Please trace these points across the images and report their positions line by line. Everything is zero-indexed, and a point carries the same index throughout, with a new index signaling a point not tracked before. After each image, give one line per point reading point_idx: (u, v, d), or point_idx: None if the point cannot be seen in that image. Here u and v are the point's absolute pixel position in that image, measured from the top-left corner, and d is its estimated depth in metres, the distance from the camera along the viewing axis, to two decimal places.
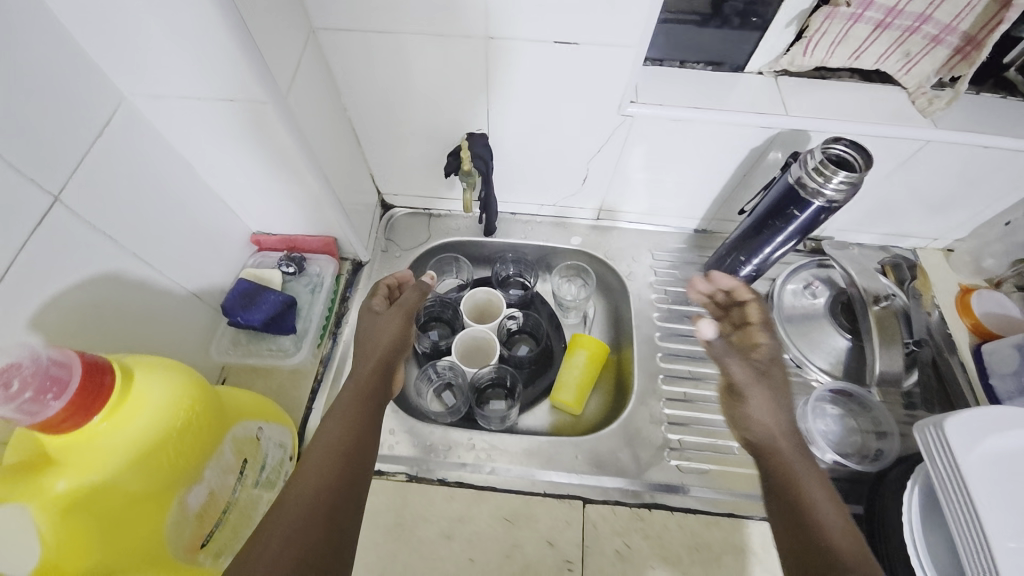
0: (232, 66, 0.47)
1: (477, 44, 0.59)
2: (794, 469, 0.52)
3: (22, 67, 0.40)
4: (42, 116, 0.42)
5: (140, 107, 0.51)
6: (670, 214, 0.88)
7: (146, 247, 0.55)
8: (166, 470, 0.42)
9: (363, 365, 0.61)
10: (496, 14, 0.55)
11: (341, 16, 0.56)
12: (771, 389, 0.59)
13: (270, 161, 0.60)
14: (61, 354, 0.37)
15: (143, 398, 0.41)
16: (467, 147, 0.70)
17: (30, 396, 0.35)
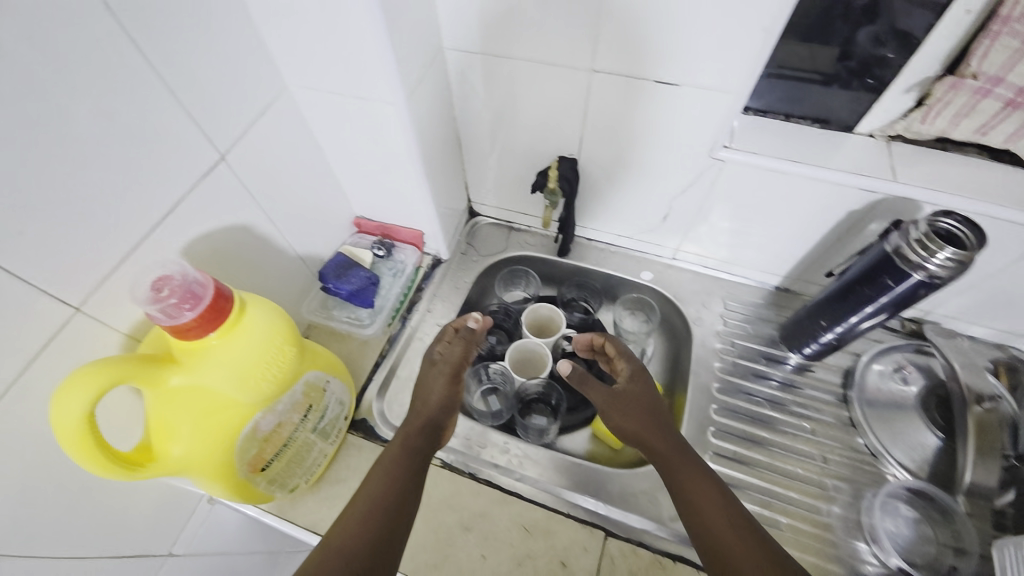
0: (376, 67, 0.56)
1: (582, 76, 0.64)
2: (675, 470, 0.58)
3: (223, 52, 0.51)
4: (226, 93, 0.53)
5: (295, 95, 0.63)
6: (751, 266, 0.85)
7: (274, 209, 0.65)
8: (252, 391, 0.49)
9: (412, 422, 0.64)
10: (605, 50, 0.60)
11: (468, 40, 0.64)
12: (631, 407, 0.65)
13: (383, 155, 0.69)
14: (201, 276, 0.44)
15: (251, 326, 0.48)
16: (555, 167, 0.75)
17: (173, 301, 0.42)
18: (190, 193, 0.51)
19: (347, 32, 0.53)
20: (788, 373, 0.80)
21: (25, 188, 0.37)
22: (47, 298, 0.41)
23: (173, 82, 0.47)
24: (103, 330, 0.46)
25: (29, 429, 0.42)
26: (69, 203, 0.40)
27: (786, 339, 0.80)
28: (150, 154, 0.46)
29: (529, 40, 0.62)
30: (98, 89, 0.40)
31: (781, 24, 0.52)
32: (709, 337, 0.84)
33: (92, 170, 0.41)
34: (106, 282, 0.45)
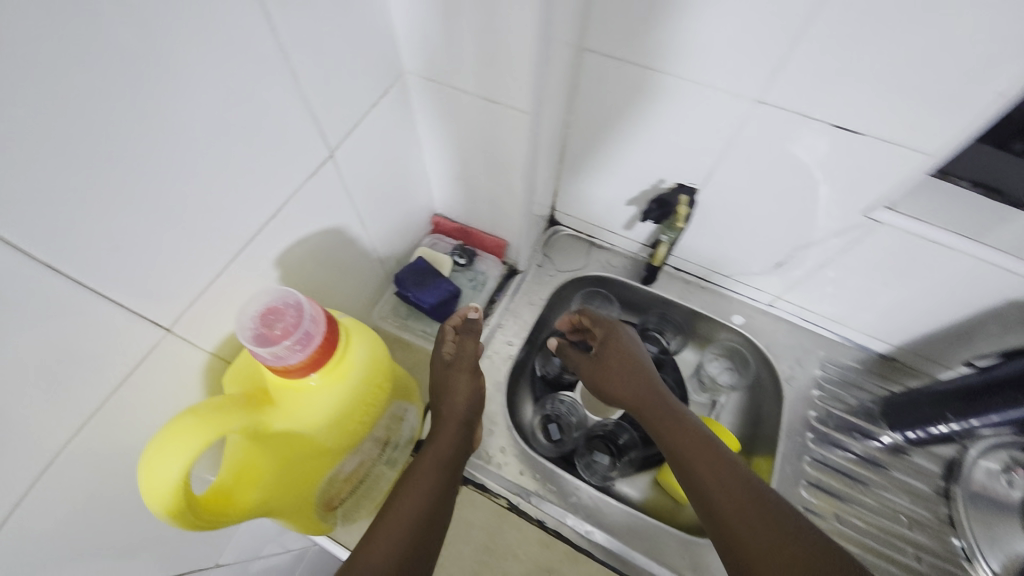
0: (515, 75, 0.47)
1: (740, 105, 0.55)
2: (679, 448, 0.56)
3: (353, 34, 0.43)
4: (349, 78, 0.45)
5: (411, 85, 0.54)
6: (858, 328, 0.78)
7: (367, 209, 0.58)
8: (344, 433, 0.43)
9: (443, 426, 0.57)
10: (782, 82, 0.51)
11: (615, 44, 0.55)
12: (616, 373, 0.65)
13: (491, 161, 0.61)
14: (316, 309, 0.38)
15: (351, 364, 0.42)
16: (687, 204, 0.66)
17: (286, 343, 0.36)
18: (295, 195, 0.44)
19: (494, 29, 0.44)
20: (874, 450, 0.75)
21: (136, 192, 0.31)
22: (137, 317, 0.35)
23: (303, 66, 0.39)
24: (189, 349, 0.40)
25: (110, 459, 0.37)
26: (175, 211, 0.34)
27: (888, 416, 0.75)
28: (265, 153, 0.39)
29: (692, 56, 0.53)
30: (222, 75, 0.33)
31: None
32: (805, 402, 0.77)
33: (203, 172, 0.35)
34: (199, 297, 0.39)
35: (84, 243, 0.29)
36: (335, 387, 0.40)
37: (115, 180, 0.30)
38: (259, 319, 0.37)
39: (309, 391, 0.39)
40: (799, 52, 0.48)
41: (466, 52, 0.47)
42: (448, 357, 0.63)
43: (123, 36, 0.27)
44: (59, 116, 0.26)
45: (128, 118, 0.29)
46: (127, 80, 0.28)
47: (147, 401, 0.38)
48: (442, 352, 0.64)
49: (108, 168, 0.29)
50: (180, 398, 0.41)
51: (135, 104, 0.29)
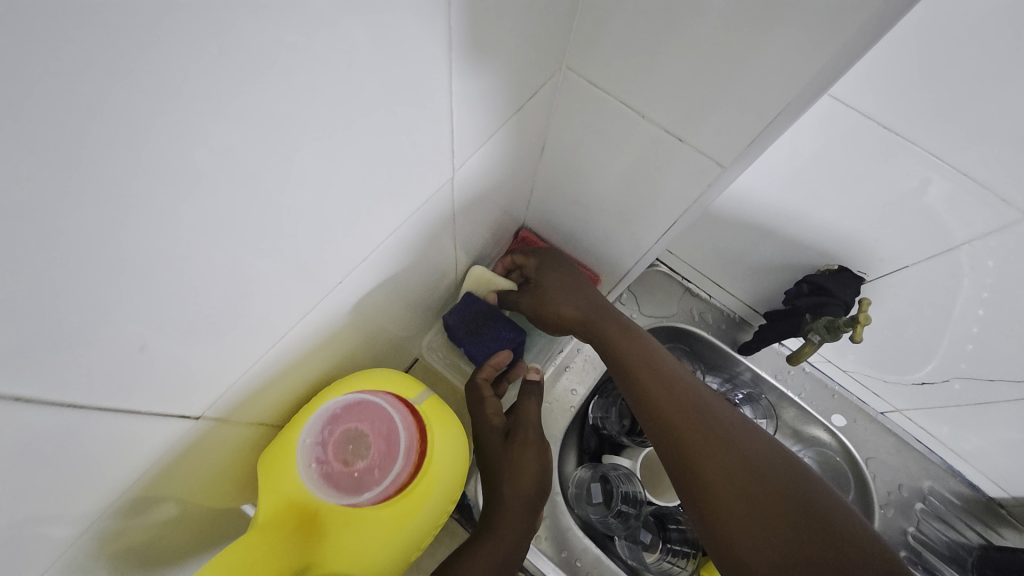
0: (738, 129, 0.34)
1: (1001, 212, 0.42)
2: (697, 429, 0.46)
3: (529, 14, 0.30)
4: (504, 75, 0.33)
5: (563, 85, 0.40)
6: (979, 466, 0.67)
7: (459, 227, 0.46)
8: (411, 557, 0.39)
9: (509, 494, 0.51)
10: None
11: (861, 89, 0.40)
12: (567, 297, 0.54)
13: (623, 200, 0.48)
14: (405, 439, 0.40)
15: (432, 487, 0.39)
16: (870, 312, 0.51)
17: (359, 481, 0.38)
18: (389, 234, 0.34)
19: (727, 51, 0.30)
20: None
21: (192, 257, 0.21)
22: (167, 416, 0.26)
23: (454, 51, 0.27)
24: (226, 428, 0.33)
25: (102, 559, 0.30)
26: (249, 235, 0.23)
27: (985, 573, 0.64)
28: (369, 167, 0.27)
29: (967, 134, 0.39)
30: (344, 75, 0.22)
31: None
32: (896, 536, 0.67)
33: (283, 216, 0.24)
34: (246, 375, 0.30)
35: (113, 324, 0.20)
36: (416, 517, 0.38)
37: (160, 245, 0.20)
38: (334, 451, 0.38)
39: (384, 521, 0.37)
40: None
41: (682, 77, 0.33)
42: (499, 423, 0.54)
43: (220, 10, 0.15)
44: (101, 138, 0.15)
45: (199, 148, 0.18)
46: (213, 88, 0.17)
47: (167, 490, 0.31)
48: (487, 414, 0.55)
49: (152, 227, 0.19)
50: (203, 480, 0.34)
51: (213, 122, 0.18)
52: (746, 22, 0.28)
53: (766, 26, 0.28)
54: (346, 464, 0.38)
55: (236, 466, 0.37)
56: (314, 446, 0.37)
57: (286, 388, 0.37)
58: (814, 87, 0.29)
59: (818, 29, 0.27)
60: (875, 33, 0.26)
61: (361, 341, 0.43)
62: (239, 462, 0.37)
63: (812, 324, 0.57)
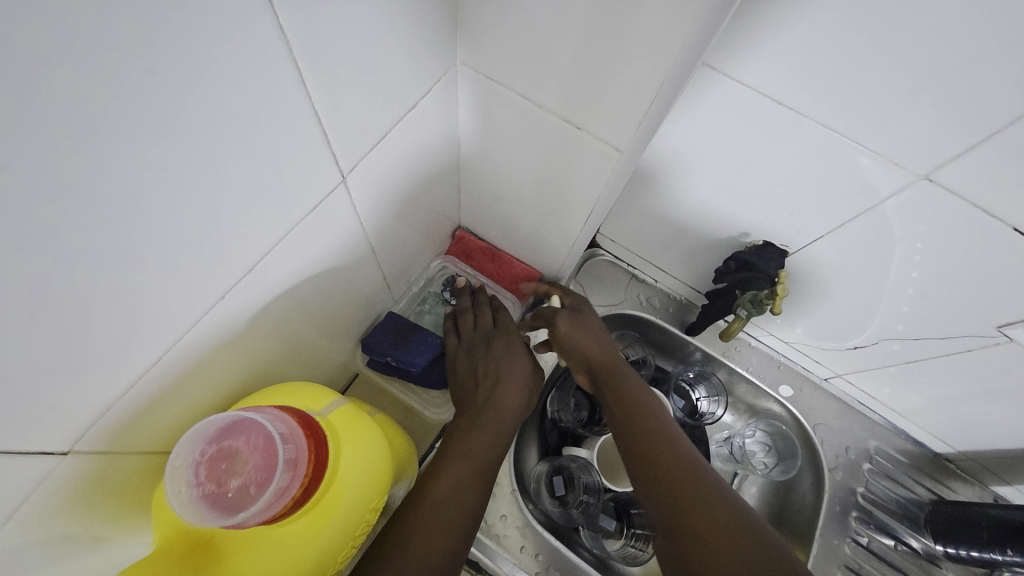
0: (623, 110, 0.34)
1: (895, 176, 0.43)
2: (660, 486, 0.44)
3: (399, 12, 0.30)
4: (386, 74, 0.33)
5: (463, 80, 0.41)
6: (922, 425, 0.69)
7: (378, 234, 0.45)
8: (328, 568, 0.39)
9: (456, 463, 0.45)
10: (965, 162, 0.39)
11: (749, 66, 0.41)
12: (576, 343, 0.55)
13: (546, 192, 0.48)
14: (290, 450, 0.36)
15: (339, 499, 0.38)
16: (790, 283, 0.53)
17: (232, 498, 0.34)
18: (279, 243, 0.33)
19: (598, 34, 0.30)
20: (916, 563, 0.66)
21: (21, 274, 0.21)
22: (17, 446, 0.25)
23: (304, 52, 0.26)
24: (116, 458, 0.32)
25: None
26: (83, 249, 0.22)
27: (934, 528, 0.65)
28: (227, 176, 0.27)
29: (854, 107, 0.40)
30: (155, 83, 0.21)
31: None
32: (846, 497, 0.68)
33: (136, 228, 0.24)
34: (125, 395, 0.30)
35: None
36: (323, 530, 0.37)
37: None
38: (206, 471, 0.34)
39: (281, 539, 0.35)
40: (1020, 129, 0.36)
41: (566, 65, 0.33)
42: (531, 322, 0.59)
43: None
44: None
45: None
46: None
47: (53, 518, 0.30)
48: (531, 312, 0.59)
49: None
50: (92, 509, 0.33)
51: (5, 139, 0.17)
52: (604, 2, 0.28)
53: (622, 5, 0.28)
54: (221, 484, 0.34)
55: (140, 493, 0.37)
56: (193, 466, 0.33)
57: (185, 409, 0.35)
58: (678, 65, 0.29)
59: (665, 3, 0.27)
60: (723, 5, 0.26)
61: (276, 356, 0.42)
62: (158, 483, 0.37)
63: (739, 299, 0.60)
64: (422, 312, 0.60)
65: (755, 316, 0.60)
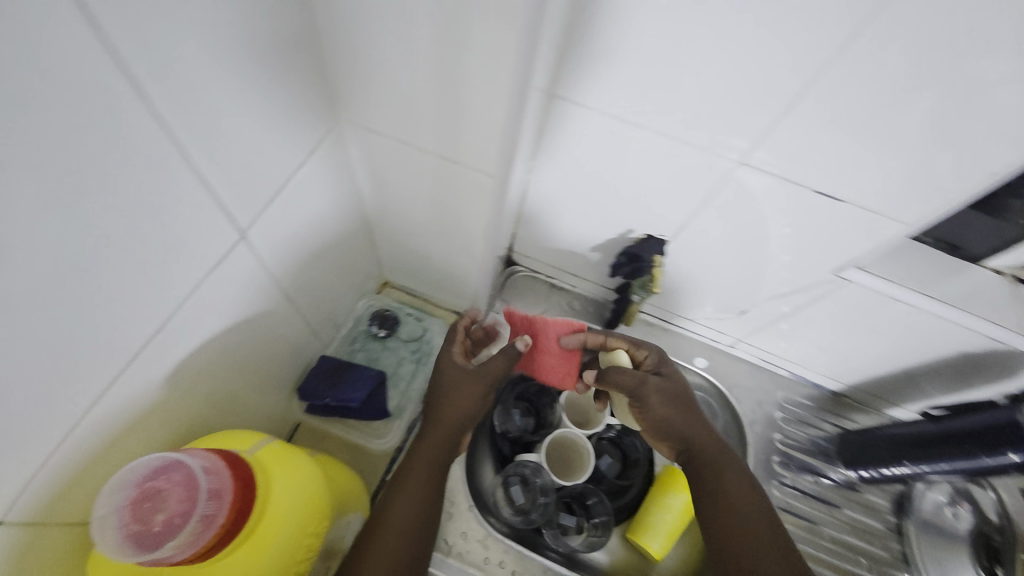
0: (482, 143, 0.40)
1: (721, 165, 0.52)
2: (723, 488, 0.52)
3: (266, 86, 0.35)
4: (265, 139, 0.37)
5: (350, 134, 0.46)
6: (816, 371, 0.79)
7: (290, 283, 0.49)
8: None
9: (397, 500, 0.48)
10: (763, 148, 0.49)
11: (586, 93, 0.50)
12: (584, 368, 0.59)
13: (444, 221, 0.53)
14: (213, 481, 0.37)
15: (274, 530, 0.39)
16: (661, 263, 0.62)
17: (161, 535, 0.35)
18: (182, 303, 0.36)
19: (443, 85, 0.36)
20: (834, 491, 0.74)
21: None
22: None
23: (178, 131, 0.30)
24: (39, 534, 0.33)
25: None
26: None
27: (845, 458, 0.74)
28: (119, 249, 0.29)
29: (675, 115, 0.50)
30: (36, 176, 0.24)
31: (1007, 173, 0.43)
32: (767, 446, 0.77)
33: (31, 307, 0.26)
34: (41, 468, 0.31)
35: None
36: (258, 561, 0.38)
37: None
38: (131, 512, 0.35)
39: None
40: (789, 118, 0.45)
41: (426, 111, 0.39)
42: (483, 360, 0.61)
43: None
44: None
45: None
46: None
47: None
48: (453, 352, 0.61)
49: None
50: None
51: None
52: (439, 58, 0.34)
53: (454, 62, 0.34)
54: (146, 522, 0.35)
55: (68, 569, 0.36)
56: (118, 510, 0.34)
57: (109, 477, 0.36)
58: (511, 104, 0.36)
59: (481, 56, 0.33)
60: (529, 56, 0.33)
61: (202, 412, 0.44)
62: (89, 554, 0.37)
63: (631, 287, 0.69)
64: (354, 351, 0.63)
65: (645, 299, 0.70)
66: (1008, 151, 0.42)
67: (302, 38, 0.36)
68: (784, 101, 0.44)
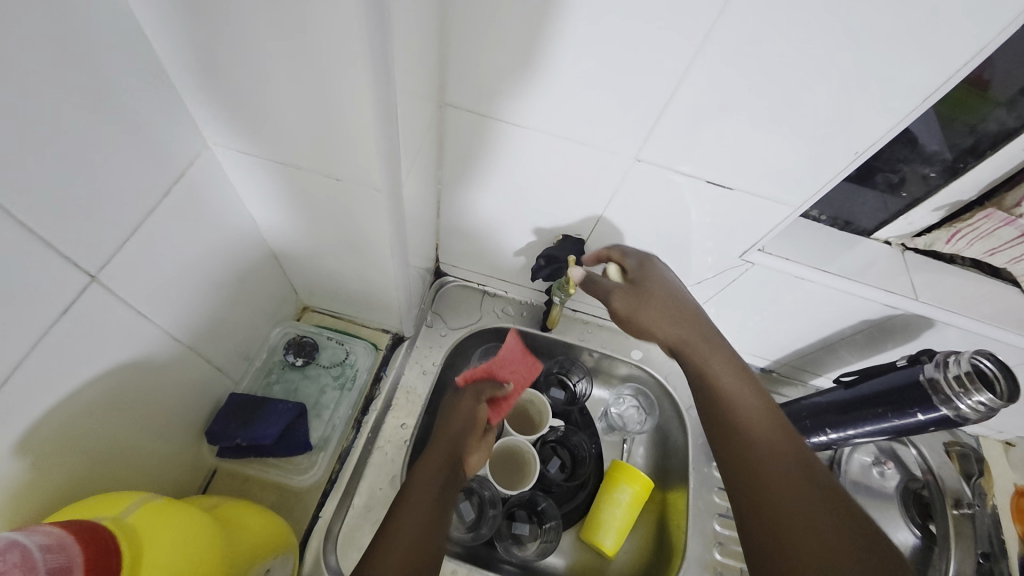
0: (361, 155, 0.38)
1: (619, 162, 0.53)
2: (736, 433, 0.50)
3: (106, 112, 0.32)
4: (114, 169, 0.34)
5: (225, 159, 0.43)
6: (744, 351, 0.82)
7: (179, 321, 0.45)
8: None
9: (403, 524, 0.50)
10: (654, 142, 0.50)
11: (476, 99, 0.50)
12: (654, 309, 0.58)
13: (348, 240, 0.51)
14: (56, 559, 0.31)
15: None
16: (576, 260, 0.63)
17: None
18: (27, 358, 0.32)
19: (312, 101, 0.35)
20: None
21: None
22: None
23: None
24: None
25: None
26: None
27: None
28: None
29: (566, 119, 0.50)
30: None
31: (871, 150, 0.47)
32: None
33: None
34: None
35: None
36: None
37: None
38: None
39: None
40: (671, 112, 0.47)
41: (298, 128, 0.38)
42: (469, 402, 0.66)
43: None
44: None
45: None
46: None
47: None
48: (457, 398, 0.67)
49: None
50: None
51: None
52: (301, 72, 0.33)
53: (314, 76, 0.33)
54: None
55: None
56: None
57: None
58: (381, 116, 0.34)
59: (341, 67, 0.32)
60: (389, 67, 0.32)
61: (76, 471, 0.40)
62: None
63: (551, 288, 0.69)
64: (269, 384, 0.60)
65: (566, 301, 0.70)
66: (868, 130, 0.45)
67: (139, 60, 0.34)
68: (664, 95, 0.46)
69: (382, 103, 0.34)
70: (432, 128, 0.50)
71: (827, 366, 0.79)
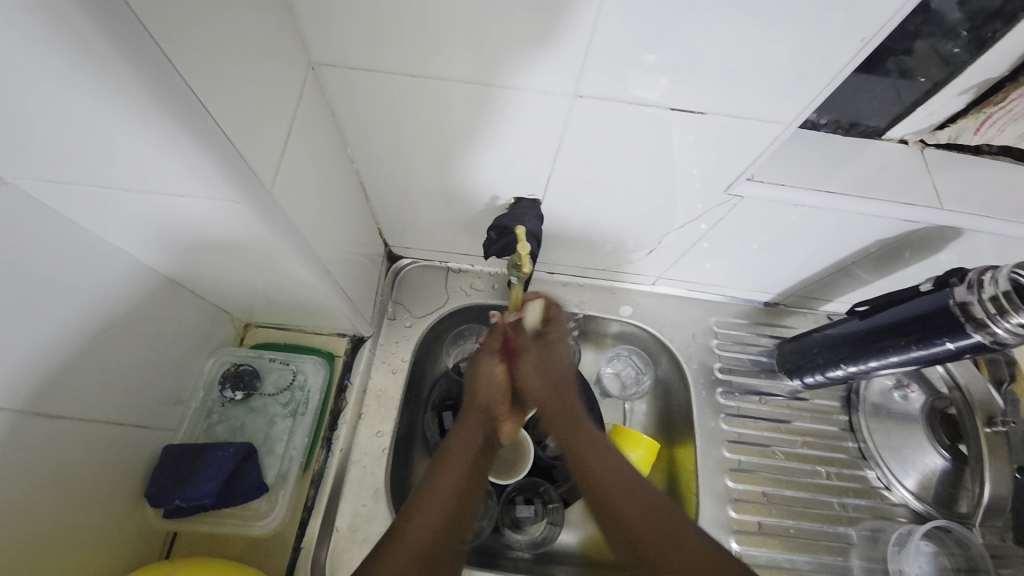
0: (183, 173, 0.32)
1: (555, 103, 0.43)
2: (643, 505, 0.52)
3: None
4: None
5: (41, 193, 0.34)
6: (745, 287, 0.74)
7: (45, 395, 0.38)
8: None
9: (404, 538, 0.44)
10: (593, 71, 0.39)
11: (357, 50, 0.39)
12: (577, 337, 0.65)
13: (241, 252, 0.42)
14: None
15: None
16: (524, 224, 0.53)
17: None
18: None
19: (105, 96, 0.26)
20: (783, 404, 0.72)
21: None
22: None
23: None
24: None
25: None
26: None
27: (786, 368, 0.71)
28: None
29: (480, 58, 0.39)
30: None
31: (880, 35, 0.35)
32: (708, 378, 0.72)
33: None
34: None
35: None
36: None
37: None
38: None
39: None
40: (605, 24, 0.36)
41: (109, 138, 0.29)
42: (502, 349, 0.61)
43: None
44: None
45: None
46: None
47: None
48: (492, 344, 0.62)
49: None
50: None
51: None
52: (61, 74, 0.25)
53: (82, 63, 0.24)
54: None
55: None
56: None
57: None
58: (178, 120, 0.28)
59: (101, 79, 0.25)
60: (146, 25, 0.24)
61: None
62: None
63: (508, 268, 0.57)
64: (212, 426, 0.55)
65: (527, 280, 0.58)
66: (877, 6, 0.33)
67: None
68: (591, 3, 0.34)
69: (172, 105, 0.27)
70: (304, 100, 0.40)
71: (838, 290, 0.70)
